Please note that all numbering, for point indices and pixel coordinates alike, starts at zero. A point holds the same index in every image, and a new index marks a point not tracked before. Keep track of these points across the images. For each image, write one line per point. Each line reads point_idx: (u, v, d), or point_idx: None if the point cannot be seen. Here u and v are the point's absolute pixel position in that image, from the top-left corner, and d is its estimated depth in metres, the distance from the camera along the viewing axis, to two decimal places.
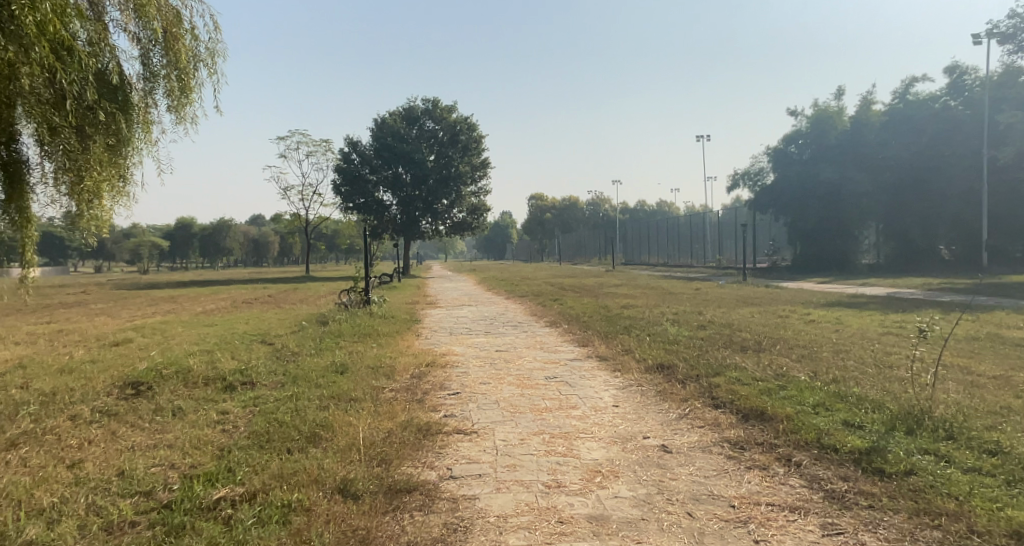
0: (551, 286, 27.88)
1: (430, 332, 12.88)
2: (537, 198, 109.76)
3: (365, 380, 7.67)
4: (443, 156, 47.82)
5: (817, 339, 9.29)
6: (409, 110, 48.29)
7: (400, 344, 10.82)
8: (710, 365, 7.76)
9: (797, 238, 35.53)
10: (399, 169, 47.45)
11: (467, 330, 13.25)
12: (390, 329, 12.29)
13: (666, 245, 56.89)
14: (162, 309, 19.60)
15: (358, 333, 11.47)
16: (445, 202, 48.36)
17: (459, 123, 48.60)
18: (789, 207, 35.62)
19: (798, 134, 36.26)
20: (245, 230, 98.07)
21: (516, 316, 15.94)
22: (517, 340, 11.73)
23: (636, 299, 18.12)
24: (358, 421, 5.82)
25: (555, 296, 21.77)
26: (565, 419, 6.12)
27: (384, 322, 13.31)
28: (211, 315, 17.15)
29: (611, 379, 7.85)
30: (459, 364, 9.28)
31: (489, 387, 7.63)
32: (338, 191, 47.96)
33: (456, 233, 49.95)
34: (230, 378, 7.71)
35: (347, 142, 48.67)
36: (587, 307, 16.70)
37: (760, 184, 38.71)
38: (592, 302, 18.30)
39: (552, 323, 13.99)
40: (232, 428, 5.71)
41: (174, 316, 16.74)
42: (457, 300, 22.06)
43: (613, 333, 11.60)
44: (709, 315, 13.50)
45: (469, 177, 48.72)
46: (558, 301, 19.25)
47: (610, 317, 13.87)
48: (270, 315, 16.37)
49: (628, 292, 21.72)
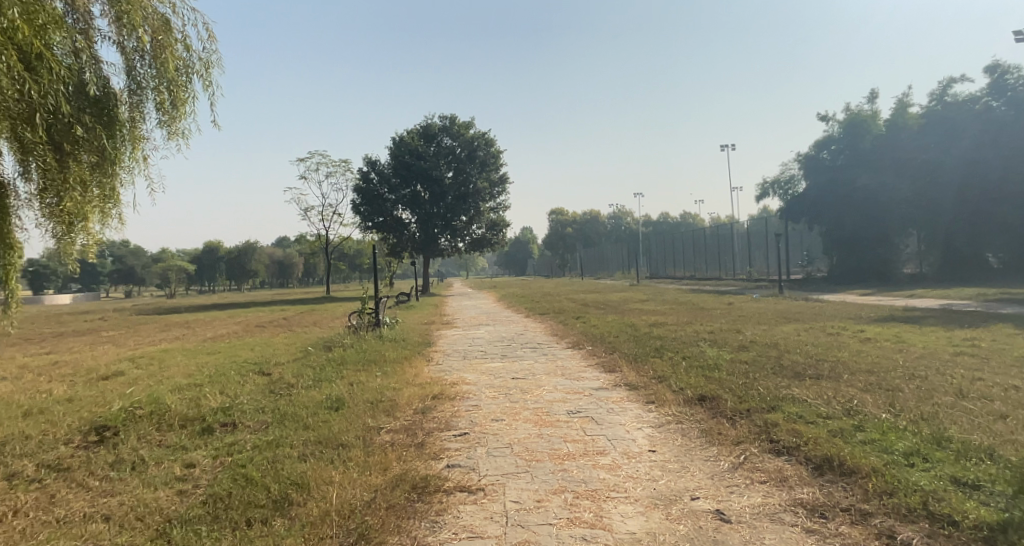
0: (574, 303, 26.76)
1: (442, 357, 11.86)
2: (559, 213, 108.91)
3: (361, 420, 6.68)
4: (462, 173, 47.27)
5: (882, 363, 8.04)
6: (426, 127, 47.83)
7: (407, 372, 9.83)
8: (762, 397, 6.62)
9: (833, 248, 34.14)
10: (417, 187, 47.00)
11: (482, 354, 12.22)
12: (399, 355, 11.32)
13: (692, 258, 55.31)
14: (171, 335, 18.98)
15: (363, 361, 10.51)
16: (465, 219, 47.70)
17: (477, 138, 47.99)
18: (823, 216, 34.21)
19: (831, 140, 34.69)
20: (270, 252, 98.72)
21: (536, 337, 14.88)
22: (537, 365, 10.66)
23: (665, 316, 16.92)
24: (340, 478, 4.80)
25: (578, 313, 20.68)
26: (591, 470, 5.04)
27: (393, 347, 12.36)
28: (217, 340, 16.40)
29: (644, 414, 6.75)
30: (471, 395, 8.26)
31: (503, 425, 6.58)
32: (357, 210, 47.65)
33: (476, 249, 49.25)
34: (211, 419, 6.77)
35: (365, 161, 48.44)
36: (613, 325, 15.57)
37: (792, 192, 37.33)
38: (618, 319, 17.15)
39: (575, 345, 12.89)
40: (192, 487, 4.76)
41: (180, 342, 16.05)
42: (476, 320, 21.07)
43: (643, 355, 10.48)
44: (748, 333, 12.29)
45: (488, 193, 48.03)
46: (582, 319, 18.13)
47: (639, 337, 12.73)
48: (277, 340, 15.56)
49: (656, 308, 20.53)
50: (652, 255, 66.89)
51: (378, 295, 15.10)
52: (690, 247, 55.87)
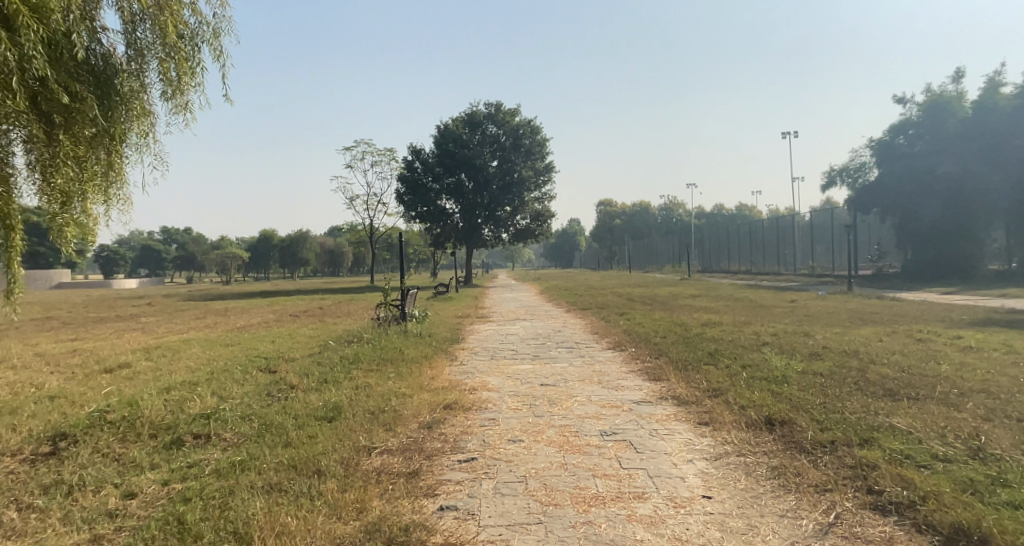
0: (620, 297, 25.34)
1: (468, 357, 10.77)
2: (608, 204, 106.96)
3: (354, 437, 5.61)
4: (506, 161, 46.13)
5: (999, 381, 6.50)
6: (471, 114, 46.79)
7: (423, 374, 8.76)
8: (850, 424, 5.22)
9: (907, 242, 31.81)
10: (461, 176, 46.14)
11: (512, 354, 11.07)
12: (420, 353, 10.28)
13: (748, 252, 52.83)
14: (202, 322, 18.62)
15: (379, 360, 9.50)
16: (509, 209, 46.61)
17: (522, 125, 46.63)
18: (897, 207, 31.84)
19: (908, 124, 32.04)
20: (321, 241, 100.27)
21: (575, 335, 13.64)
22: (571, 369, 9.45)
23: (719, 315, 15.40)
24: (300, 527, 3.72)
25: (623, 309, 19.29)
26: (623, 525, 3.80)
27: (416, 343, 11.35)
28: (242, 330, 15.82)
29: (695, 441, 5.46)
30: (490, 406, 7.12)
31: (520, 449, 5.40)
32: (401, 200, 47.19)
33: (519, 240, 48.18)
34: (185, 428, 5.81)
35: (410, 150, 47.88)
36: (660, 323, 14.18)
37: (862, 181, 34.78)
38: (666, 316, 15.72)
39: (617, 345, 11.59)
40: (118, 533, 3.74)
41: (205, 330, 15.54)
42: (514, 314, 20.00)
43: (694, 361, 9.12)
44: (817, 337, 10.74)
45: (533, 182, 46.74)
46: (626, 316, 16.77)
47: (690, 339, 11.34)
48: (301, 332, 14.83)
49: (709, 305, 18.93)
50: (705, 247, 64.48)
51: (406, 286, 14.14)
52: (746, 241, 53.37)
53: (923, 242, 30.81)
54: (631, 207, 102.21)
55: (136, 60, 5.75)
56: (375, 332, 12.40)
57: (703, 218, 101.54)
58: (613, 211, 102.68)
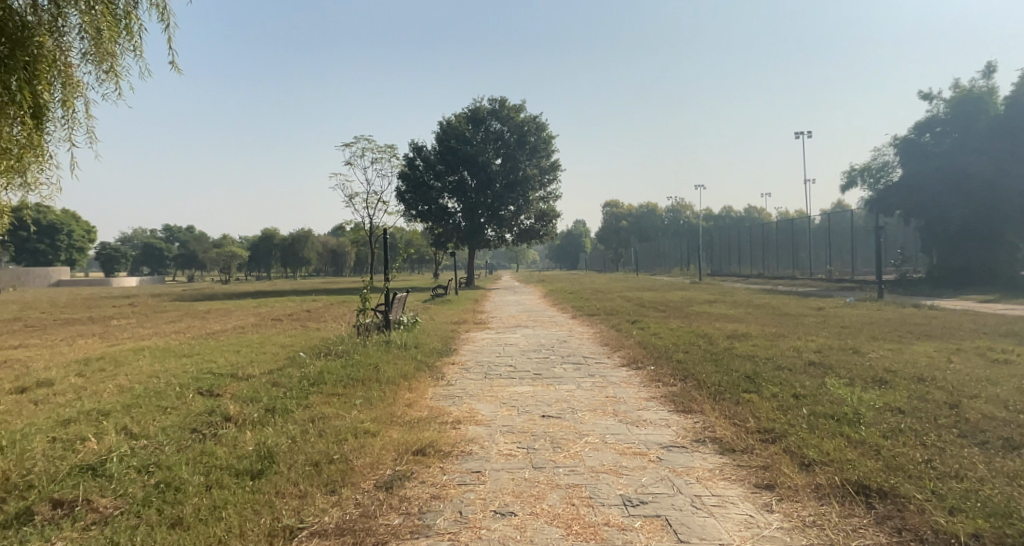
0: (629, 302, 23.66)
1: (457, 376, 9.14)
2: (614, 206, 105.41)
3: (277, 511, 3.95)
4: (510, 159, 44.57)
5: None
6: (474, 110, 45.23)
7: (398, 399, 7.12)
8: (995, 508, 3.58)
9: (933, 245, 30.28)
10: (464, 174, 44.54)
11: (509, 372, 9.43)
12: (399, 370, 8.60)
13: (760, 254, 51.10)
14: (174, 326, 16.97)
15: (348, 380, 7.82)
16: (512, 209, 45.03)
17: (527, 122, 45.02)
18: (922, 208, 30.18)
19: (935, 121, 30.37)
20: (323, 241, 98.98)
21: (582, 348, 11.99)
22: (578, 393, 7.81)
23: (744, 325, 13.72)
24: None
25: (634, 316, 17.65)
26: None
27: (398, 358, 9.69)
28: (212, 336, 14.20)
29: (761, 522, 3.80)
30: (476, 451, 5.46)
31: (510, 533, 3.75)
32: (402, 198, 45.55)
33: (523, 240, 46.65)
34: (44, 491, 4.13)
35: (412, 147, 46.39)
36: (678, 334, 12.48)
37: (884, 181, 33.09)
38: (685, 326, 14.03)
39: (632, 362, 9.96)
40: None
41: (170, 337, 13.92)
42: (514, 320, 18.41)
43: (733, 387, 7.43)
44: (871, 357, 9.08)
45: (538, 181, 45.18)
46: (638, 325, 15.08)
47: (718, 355, 9.66)
48: (275, 340, 13.14)
49: (729, 313, 17.23)
50: (714, 248, 62.74)
51: (390, 291, 12.52)
52: (758, 243, 51.60)
53: (951, 245, 29.29)
54: (638, 209, 100.63)
55: (51, 10, 4.24)
56: (351, 342, 10.76)
57: (711, 220, 99.79)
58: (619, 213, 101.15)
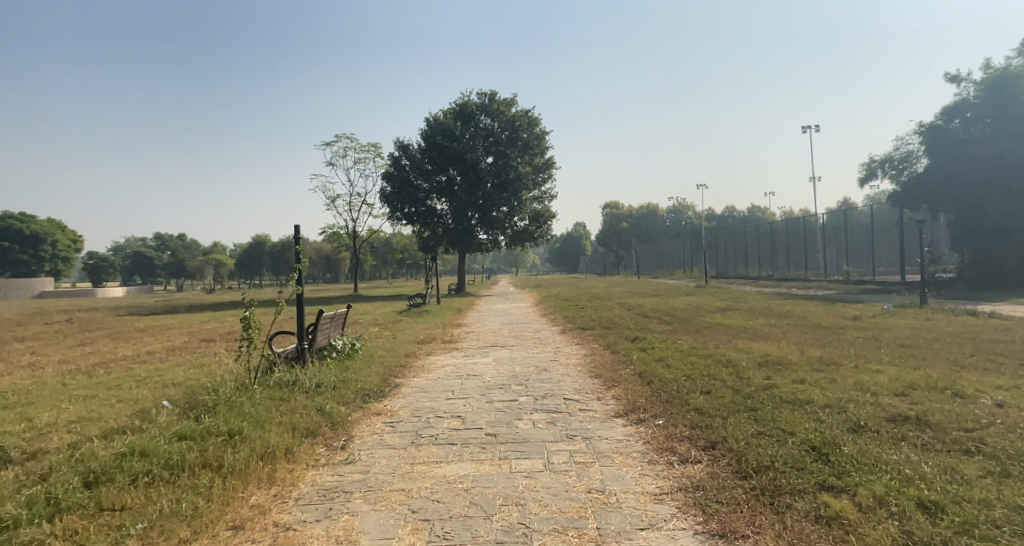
0: (629, 311, 20.63)
1: (372, 442, 6.12)
2: (614, 206, 102.63)
3: None
4: (501, 157, 41.62)
5: None
6: (462, 105, 42.30)
7: (224, 517, 4.08)
8: None
9: (965, 242, 27.28)
10: (452, 173, 41.59)
11: (450, 433, 6.37)
12: (268, 439, 5.54)
13: (769, 255, 48.06)
14: (73, 354, 13.87)
15: (165, 468, 4.74)
16: (504, 210, 42.07)
17: (519, 117, 42.10)
18: (953, 201, 27.16)
19: (965, 105, 27.25)
20: (316, 245, 96.15)
21: (564, 383, 8.94)
22: (543, 485, 4.76)
23: (777, 346, 10.66)
24: None
25: (635, 331, 14.56)
26: None
27: (289, 414, 6.60)
28: (100, 368, 11.17)
29: None
30: None
31: None
32: (386, 200, 42.65)
33: (516, 243, 43.86)
34: None
35: (397, 145, 43.39)
36: (692, 361, 9.39)
37: (908, 172, 30.09)
38: (700, 348, 10.96)
39: (631, 410, 6.92)
40: None
41: (42, 372, 10.85)
42: (493, 337, 15.40)
43: (801, 478, 4.37)
44: (993, 406, 5.98)
45: (531, 179, 42.22)
46: (642, 344, 12.03)
47: (757, 401, 6.58)
48: (170, 374, 10.10)
49: (751, 328, 14.15)
50: (719, 251, 59.62)
51: (319, 314, 9.75)
52: (767, 242, 48.50)
53: (988, 242, 26.26)
54: (638, 210, 97.81)
55: None
56: (236, 377, 7.67)
57: (714, 221, 96.85)
58: (618, 213, 98.23)
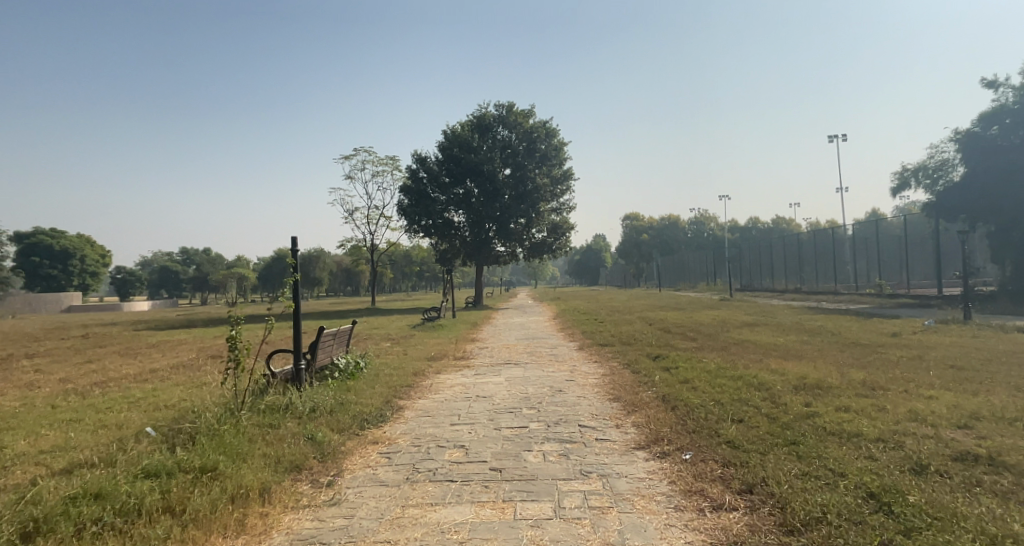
0: (650, 326, 19.78)
1: (362, 478, 5.48)
2: (635, 218, 101.56)
3: None
4: (519, 168, 41.14)
5: None
6: (480, 117, 41.97)
7: None
8: None
9: (1006, 254, 25.98)
10: (470, 186, 41.21)
11: (451, 468, 5.70)
12: (243, 477, 4.94)
13: (796, 268, 46.74)
14: (76, 371, 13.47)
15: (119, 514, 4.15)
16: (522, 222, 41.52)
17: (537, 128, 41.64)
18: (992, 211, 25.96)
19: (1005, 111, 26.01)
20: (337, 259, 96.47)
21: (580, 407, 8.22)
22: (551, 538, 4.06)
23: (813, 366, 9.81)
24: None
25: (656, 347, 13.75)
26: None
27: (275, 444, 6.00)
28: (96, 388, 10.72)
29: None
30: None
31: None
32: (404, 213, 42.38)
33: (535, 256, 43.22)
34: None
35: (414, 158, 43.15)
36: (719, 383, 8.61)
37: (944, 181, 28.86)
38: (728, 367, 10.15)
39: (653, 440, 6.19)
40: None
41: (36, 392, 10.41)
42: (507, 354, 14.71)
43: (861, 537, 3.62)
44: None
45: (549, 191, 41.65)
46: (665, 363, 11.23)
47: (798, 433, 5.81)
48: (165, 394, 9.61)
49: (782, 345, 13.25)
50: (744, 263, 58.32)
51: (319, 332, 9.19)
52: (794, 254, 47.20)
53: None
54: (659, 222, 96.59)
55: None
56: (224, 401, 7.12)
57: (737, 233, 95.23)
58: (639, 225, 97.10)
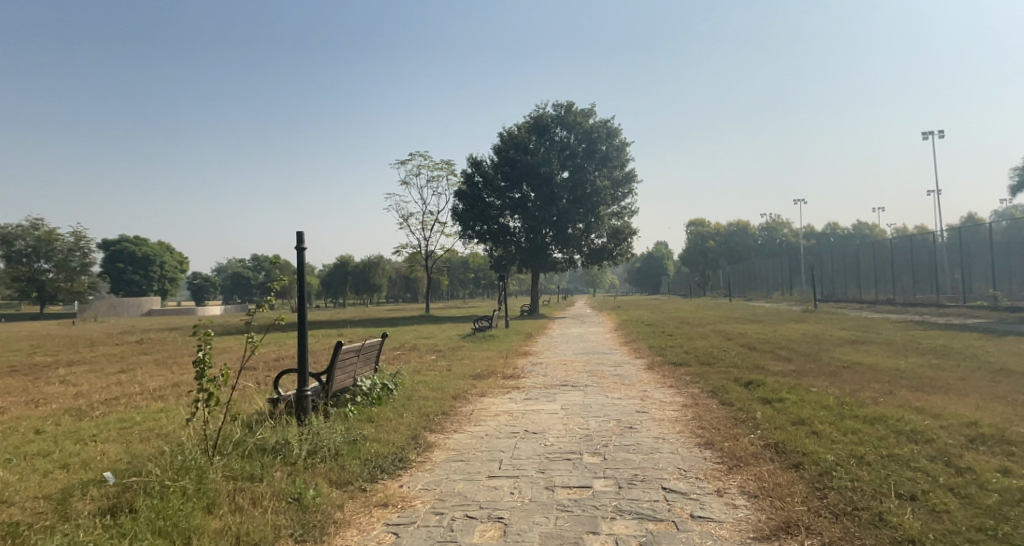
0: (728, 341, 17.39)
1: None
2: (700, 224, 97.51)
3: None
4: (578, 170, 39.21)
5: None
6: (537, 118, 40.30)
7: None
8: None
9: None
10: (526, 189, 39.58)
11: None
12: None
13: (888, 276, 42.65)
14: (96, 383, 12.41)
15: None
16: (581, 227, 39.54)
17: (597, 128, 39.63)
18: None
19: None
20: (397, 266, 96.91)
21: (662, 457, 6.22)
22: None
23: (969, 404, 7.46)
24: None
25: (744, 370, 11.50)
26: None
27: (243, 512, 4.35)
28: (98, 406, 9.48)
29: None
30: None
31: None
32: (458, 218, 41.18)
33: (594, 262, 41.08)
34: None
35: (470, 161, 41.97)
36: (854, 431, 6.40)
37: None
38: (851, 403, 7.89)
39: (784, 527, 4.14)
40: None
41: (32, 409, 9.26)
42: (564, 373, 12.80)
43: None
44: None
45: (610, 194, 39.55)
46: (762, 393, 9.03)
47: None
48: (162, 418, 8.21)
49: (904, 371, 10.77)
50: (823, 271, 54.12)
51: (337, 346, 7.58)
52: (884, 261, 43.03)
53: None
54: (727, 228, 92.27)
55: None
56: (202, 436, 5.56)
57: (812, 240, 89.68)
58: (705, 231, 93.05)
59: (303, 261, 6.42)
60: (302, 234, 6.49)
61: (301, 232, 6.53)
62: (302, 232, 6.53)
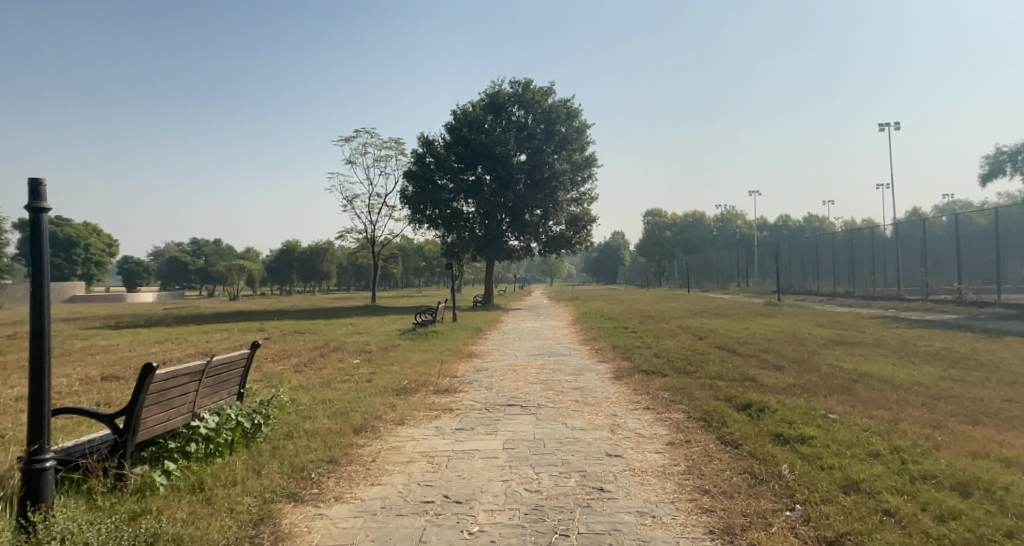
0: (702, 341, 15.17)
1: None
2: (657, 214, 96.55)
3: None
4: (536, 152, 36.64)
5: None
6: (493, 95, 37.44)
7: None
8: None
9: None
10: (480, 171, 36.80)
11: None
12: None
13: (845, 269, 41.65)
14: None
15: None
16: (538, 212, 37.05)
17: (557, 108, 37.11)
18: None
19: None
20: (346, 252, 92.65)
21: None
22: None
23: None
24: None
25: (734, 384, 9.20)
26: None
27: None
28: None
29: None
30: None
31: None
32: (406, 201, 38.12)
33: (551, 251, 38.71)
34: None
35: (421, 141, 38.89)
36: (954, 515, 4.04)
37: None
38: (909, 448, 5.57)
39: None
40: None
41: None
42: (512, 385, 10.24)
43: None
44: None
45: (569, 178, 37.19)
46: (772, 426, 6.67)
47: None
48: None
49: (931, 388, 8.66)
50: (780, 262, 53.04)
51: (149, 373, 4.56)
52: (843, 253, 41.73)
53: None
54: (683, 218, 91.55)
55: None
56: None
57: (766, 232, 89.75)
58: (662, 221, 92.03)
59: (39, 231, 3.68)
60: (39, 183, 3.73)
61: (40, 180, 3.76)
62: (43, 181, 3.76)
